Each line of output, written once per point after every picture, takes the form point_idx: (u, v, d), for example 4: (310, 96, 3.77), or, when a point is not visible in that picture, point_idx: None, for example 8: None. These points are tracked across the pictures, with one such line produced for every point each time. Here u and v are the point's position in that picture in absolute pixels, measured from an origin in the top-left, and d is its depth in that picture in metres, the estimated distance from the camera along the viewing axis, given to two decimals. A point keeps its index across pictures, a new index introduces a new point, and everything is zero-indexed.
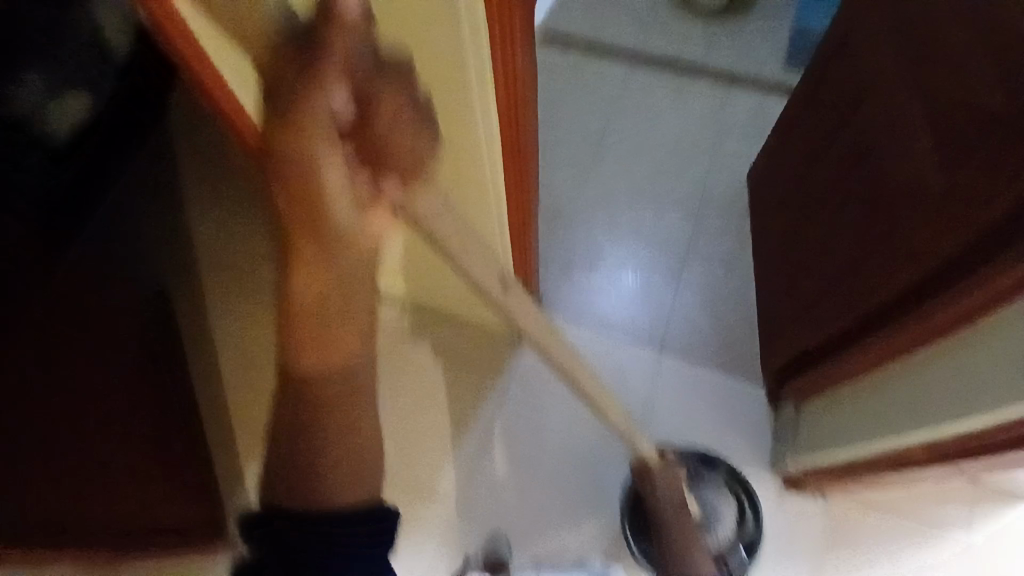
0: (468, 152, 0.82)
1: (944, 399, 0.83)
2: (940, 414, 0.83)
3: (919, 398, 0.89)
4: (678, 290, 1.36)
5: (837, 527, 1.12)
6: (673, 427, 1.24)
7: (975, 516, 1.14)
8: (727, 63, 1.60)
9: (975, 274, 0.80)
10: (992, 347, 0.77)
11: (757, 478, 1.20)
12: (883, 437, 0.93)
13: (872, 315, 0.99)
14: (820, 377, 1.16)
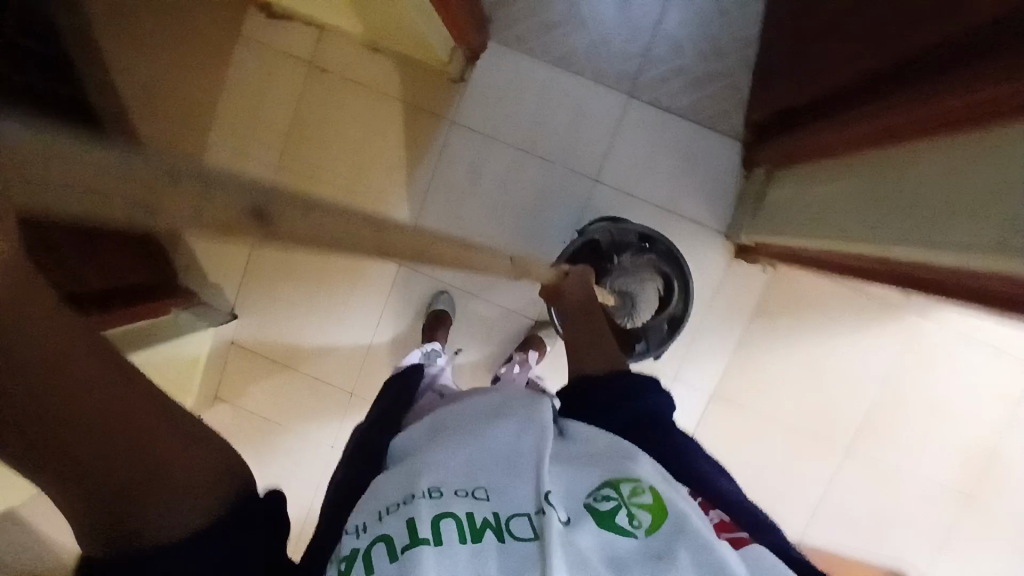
0: None
1: (915, 218, 0.64)
2: (927, 207, 0.63)
3: (897, 190, 0.69)
4: (670, 3, 1.10)
5: (771, 296, 1.15)
6: (631, 179, 1.15)
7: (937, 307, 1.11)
8: None
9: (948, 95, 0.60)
10: (961, 150, 0.60)
11: (707, 247, 1.15)
12: (867, 217, 0.73)
13: (864, 65, 0.75)
14: (787, 149, 0.95)
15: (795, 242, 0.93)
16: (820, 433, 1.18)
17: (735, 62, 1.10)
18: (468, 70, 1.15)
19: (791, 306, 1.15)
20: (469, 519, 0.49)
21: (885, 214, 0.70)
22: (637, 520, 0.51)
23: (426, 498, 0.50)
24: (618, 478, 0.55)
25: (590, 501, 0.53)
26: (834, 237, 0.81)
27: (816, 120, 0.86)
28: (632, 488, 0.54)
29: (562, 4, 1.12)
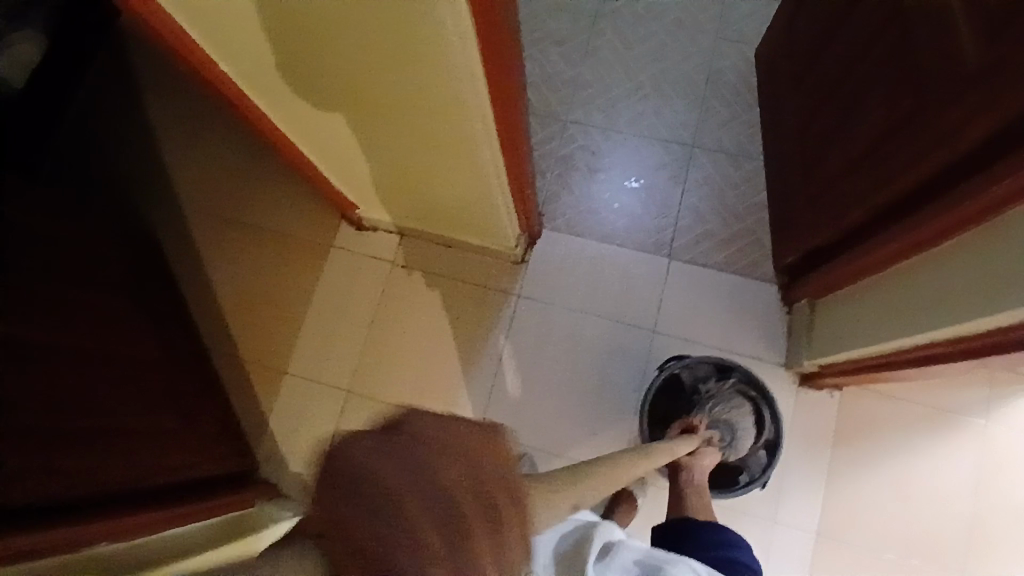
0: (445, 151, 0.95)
1: (972, 293, 0.75)
2: (980, 289, 0.74)
3: (945, 284, 0.81)
4: (686, 185, 1.35)
5: (845, 422, 1.19)
6: (686, 327, 1.28)
7: (998, 405, 1.17)
8: (739, 22, 1.40)
9: (974, 188, 0.74)
10: (1004, 239, 0.72)
11: (772, 381, 1.23)
12: (926, 312, 0.84)
13: (880, 200, 0.93)
14: (825, 280, 1.10)
15: (857, 355, 1.02)
16: (936, 556, 1.13)
17: (751, 222, 1.31)
18: (527, 253, 1.35)
19: (868, 425, 1.19)
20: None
21: (943, 300, 0.81)
22: None
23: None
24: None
25: None
26: (894, 336, 0.91)
27: (851, 249, 1.02)
28: None
29: (598, 196, 1.37)
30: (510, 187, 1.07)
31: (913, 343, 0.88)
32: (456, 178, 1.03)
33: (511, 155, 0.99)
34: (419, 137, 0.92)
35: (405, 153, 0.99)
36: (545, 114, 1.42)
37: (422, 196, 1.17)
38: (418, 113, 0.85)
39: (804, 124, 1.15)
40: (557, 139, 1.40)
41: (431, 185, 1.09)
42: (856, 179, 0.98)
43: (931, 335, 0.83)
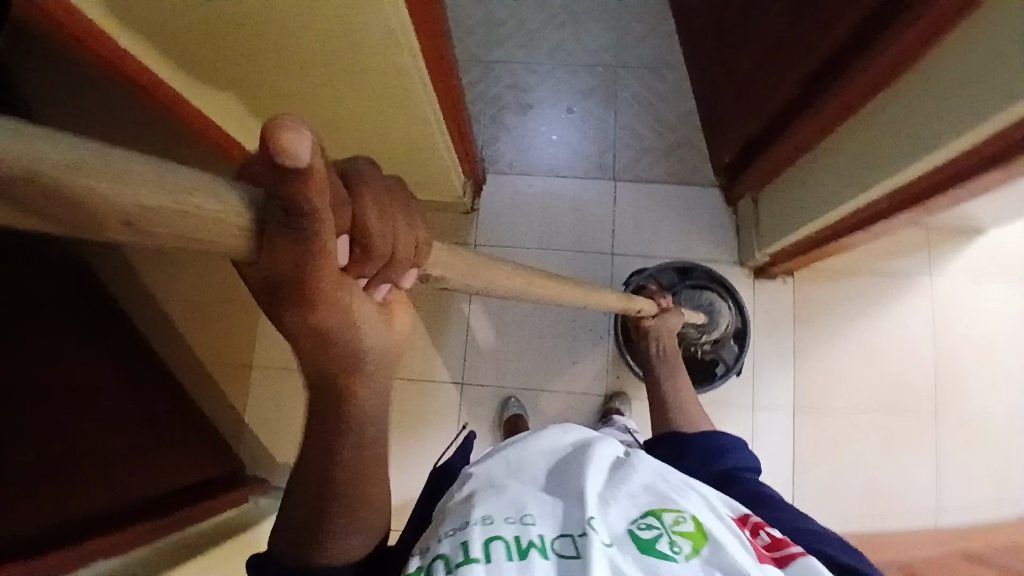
0: (373, 101, 0.90)
1: (901, 145, 0.80)
2: (914, 136, 0.78)
3: (880, 142, 0.85)
4: (617, 108, 1.36)
5: (803, 303, 1.27)
6: (641, 243, 1.31)
7: (935, 261, 1.27)
8: None
9: (896, 40, 0.76)
10: (931, 85, 0.75)
11: (731, 279, 1.28)
12: (867, 171, 0.88)
13: (806, 79, 0.96)
14: (766, 170, 1.14)
15: (804, 232, 1.08)
16: (898, 404, 1.24)
17: (686, 131, 1.34)
18: (476, 202, 1.34)
19: (824, 303, 1.27)
20: (516, 540, 0.51)
21: (875, 158, 0.86)
22: (678, 546, 0.54)
23: (478, 524, 0.52)
24: (662, 509, 0.59)
25: (633, 527, 0.56)
26: (837, 204, 0.96)
27: (785, 133, 1.05)
28: (674, 518, 0.57)
29: (534, 133, 1.36)
30: (449, 130, 1.03)
31: (857, 205, 0.94)
32: (390, 129, 0.98)
33: (445, 95, 0.95)
34: (341, 88, 0.86)
35: (331, 111, 0.94)
36: (466, 60, 1.38)
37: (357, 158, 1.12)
38: (339, 60, 0.79)
39: (722, 23, 1.16)
40: (483, 81, 1.38)
41: (364, 142, 1.04)
42: (778, 64, 1.01)
43: (875, 192, 0.88)
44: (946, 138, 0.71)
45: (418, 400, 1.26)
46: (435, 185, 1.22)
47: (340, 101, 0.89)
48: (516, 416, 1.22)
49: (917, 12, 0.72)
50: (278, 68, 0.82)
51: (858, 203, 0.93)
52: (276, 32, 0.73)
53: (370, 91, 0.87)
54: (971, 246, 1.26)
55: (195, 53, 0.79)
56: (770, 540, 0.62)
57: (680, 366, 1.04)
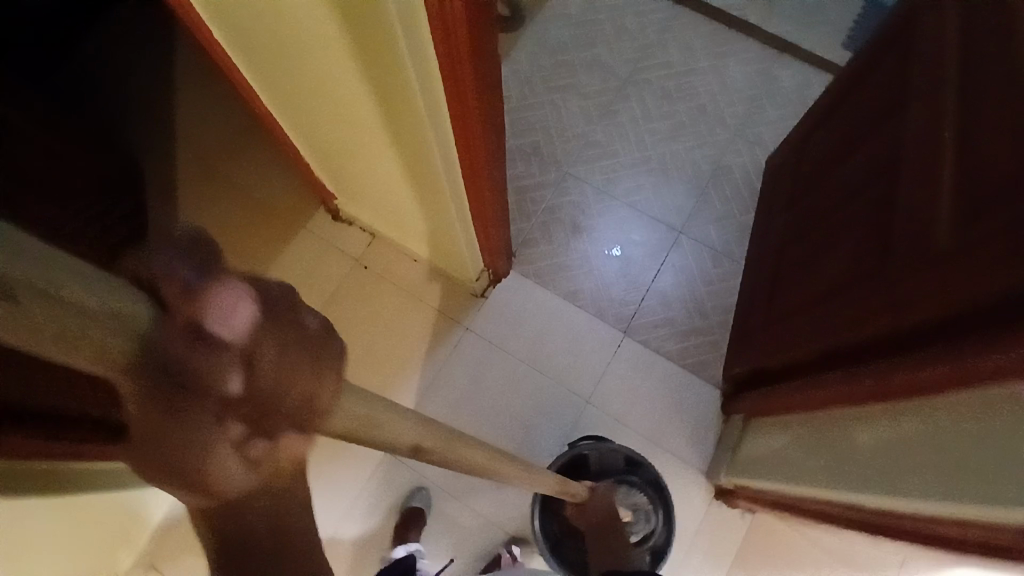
0: (408, 174, 0.92)
1: (888, 471, 0.73)
2: (905, 475, 0.69)
3: (874, 454, 0.77)
4: (662, 268, 1.34)
5: (749, 550, 1.15)
6: (618, 406, 1.25)
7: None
8: (755, 126, 1.40)
9: (920, 360, 0.69)
10: (942, 430, 0.66)
11: (689, 487, 1.19)
12: (849, 472, 0.79)
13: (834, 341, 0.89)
14: (762, 404, 1.07)
15: (770, 486, 0.99)
16: None
17: (714, 322, 1.29)
18: (488, 289, 1.33)
19: (772, 559, 1.15)
20: None
21: (859, 462, 0.78)
22: None
23: None
24: None
25: None
26: (804, 481, 0.88)
27: (793, 383, 0.97)
28: None
29: (573, 253, 1.36)
30: (474, 224, 1.04)
31: (826, 499, 0.84)
32: (421, 198, 1.00)
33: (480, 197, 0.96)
34: (381, 149, 0.89)
35: (374, 165, 0.97)
36: (547, 161, 1.41)
37: (391, 206, 1.15)
38: (383, 128, 0.82)
39: (790, 244, 1.12)
40: (551, 187, 1.39)
41: (397, 196, 1.07)
42: (815, 313, 0.96)
43: (846, 499, 0.78)
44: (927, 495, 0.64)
45: (330, 456, 1.22)
46: (452, 259, 1.23)
47: (382, 159, 0.93)
48: (416, 508, 1.16)
49: (952, 345, 0.65)
50: (332, 110, 0.86)
51: (827, 498, 0.83)
52: (343, 85, 0.77)
53: (407, 164, 0.89)
54: None
55: (281, 73, 0.84)
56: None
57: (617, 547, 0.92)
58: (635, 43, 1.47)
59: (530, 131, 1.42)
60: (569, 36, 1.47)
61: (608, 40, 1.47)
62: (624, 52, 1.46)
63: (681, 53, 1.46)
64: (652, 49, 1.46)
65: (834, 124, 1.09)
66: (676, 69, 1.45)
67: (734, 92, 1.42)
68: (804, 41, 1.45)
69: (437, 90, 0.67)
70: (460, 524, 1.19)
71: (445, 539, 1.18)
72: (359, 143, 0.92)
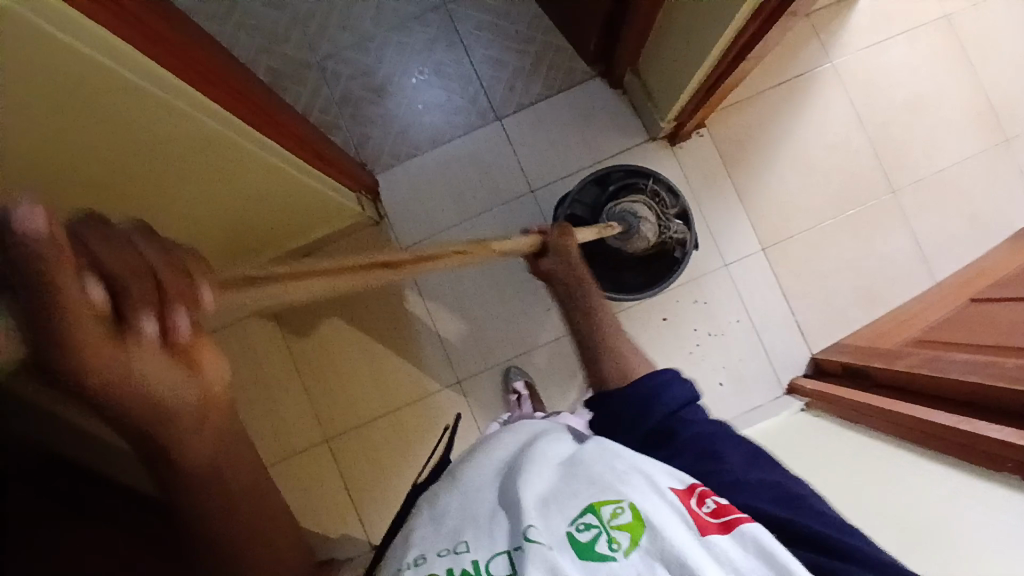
0: (190, 166, 0.79)
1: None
2: None
3: None
4: (466, 44, 1.27)
5: (727, 146, 1.23)
6: (554, 168, 1.26)
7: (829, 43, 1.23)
8: None
9: None
10: None
11: (654, 158, 1.24)
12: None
13: None
14: (632, 38, 1.07)
15: (692, 84, 1.02)
16: (855, 194, 1.24)
17: (543, 36, 1.26)
18: (379, 207, 1.26)
19: (746, 133, 1.23)
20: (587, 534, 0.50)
21: None
22: (618, 542, 0.49)
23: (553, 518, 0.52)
24: (601, 501, 0.53)
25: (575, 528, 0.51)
26: (713, 42, 0.90)
27: None
28: (609, 511, 0.52)
29: (398, 110, 1.26)
30: (291, 148, 0.93)
31: (733, 34, 0.86)
32: (228, 179, 0.87)
33: (260, 114, 0.86)
34: (137, 177, 0.74)
35: (163, 209, 0.83)
36: (295, 70, 1.25)
37: (230, 235, 1.01)
38: (105, 150, 0.67)
39: None
40: (323, 84, 1.26)
41: (221, 216, 0.94)
42: None
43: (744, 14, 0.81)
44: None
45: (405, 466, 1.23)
46: (321, 212, 1.12)
47: (156, 187, 0.79)
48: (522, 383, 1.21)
49: None
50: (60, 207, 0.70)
51: (734, 31, 0.85)
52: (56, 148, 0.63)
53: (172, 158, 0.75)
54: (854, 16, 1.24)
55: None
56: (717, 507, 0.53)
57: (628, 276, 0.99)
58: None
59: (254, 64, 1.25)
60: None
61: None
62: None
63: None
64: None
65: None
66: None
67: None
68: None
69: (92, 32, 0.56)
70: (557, 361, 1.25)
71: (560, 380, 1.25)
72: (125, 205, 0.77)
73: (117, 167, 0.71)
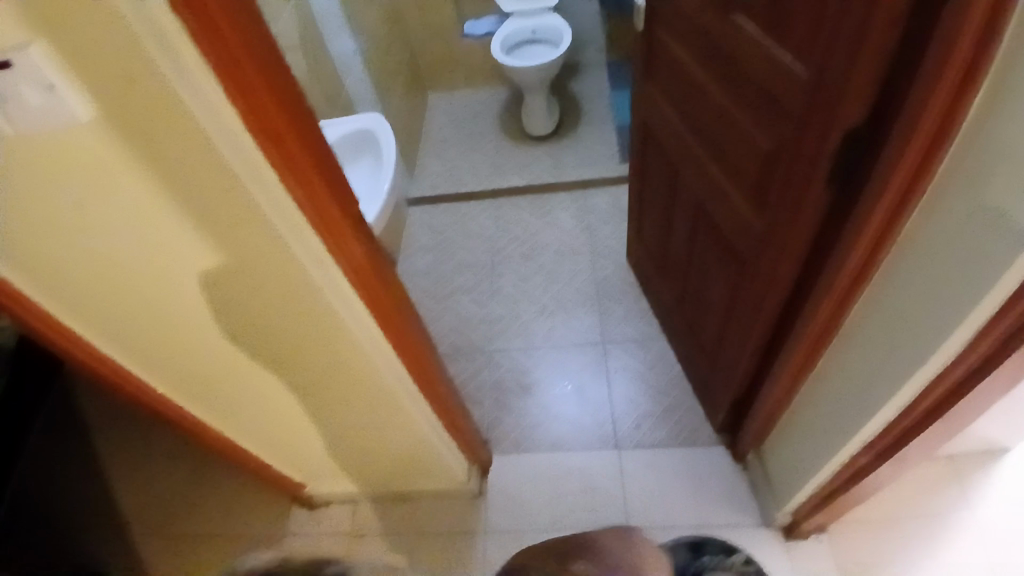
0: (335, 356, 0.86)
1: (855, 393, 0.84)
2: (887, 353, 0.76)
3: (850, 384, 0.85)
4: (610, 377, 1.47)
5: (848, 561, 1.13)
6: (656, 513, 1.25)
7: (974, 490, 1.17)
8: (602, 247, 1.73)
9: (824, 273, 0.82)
10: (873, 317, 0.78)
11: (763, 546, 1.18)
12: (850, 413, 0.86)
13: (768, 336, 1.01)
14: (758, 427, 1.15)
15: (811, 485, 1.02)
16: None
17: (678, 393, 1.42)
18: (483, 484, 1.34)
19: (873, 558, 1.13)
20: None
21: (843, 399, 0.88)
22: None
23: None
24: None
25: None
26: (826, 455, 0.94)
27: (766, 382, 1.06)
28: None
29: (533, 409, 1.44)
30: (436, 408, 1.06)
31: (851, 454, 0.89)
32: (361, 390, 0.94)
33: (430, 387, 1.02)
34: (297, 333, 0.80)
35: (295, 366, 0.88)
36: (469, 352, 1.56)
37: (343, 427, 1.05)
38: (283, 304, 0.75)
39: (680, 287, 1.33)
40: (484, 368, 1.52)
41: (340, 407, 0.98)
42: (745, 336, 1.07)
43: (866, 435, 0.84)
44: (892, 386, 0.75)
45: None
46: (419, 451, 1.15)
47: (299, 353, 0.85)
48: None
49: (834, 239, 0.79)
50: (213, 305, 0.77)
51: (852, 450, 0.89)
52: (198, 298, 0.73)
53: (340, 341, 0.82)
54: (1004, 469, 1.18)
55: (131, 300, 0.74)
56: None
57: None
58: (481, 239, 1.82)
59: (443, 337, 1.59)
60: (431, 261, 1.78)
61: (462, 246, 1.81)
62: (477, 247, 1.79)
63: (520, 226, 1.83)
64: (497, 239, 1.81)
65: (647, 201, 1.38)
66: (522, 239, 1.80)
67: (573, 231, 1.78)
68: (592, 179, 1.92)
69: (347, 290, 0.75)
70: None
71: None
72: (263, 341, 0.83)
73: (294, 318, 0.77)
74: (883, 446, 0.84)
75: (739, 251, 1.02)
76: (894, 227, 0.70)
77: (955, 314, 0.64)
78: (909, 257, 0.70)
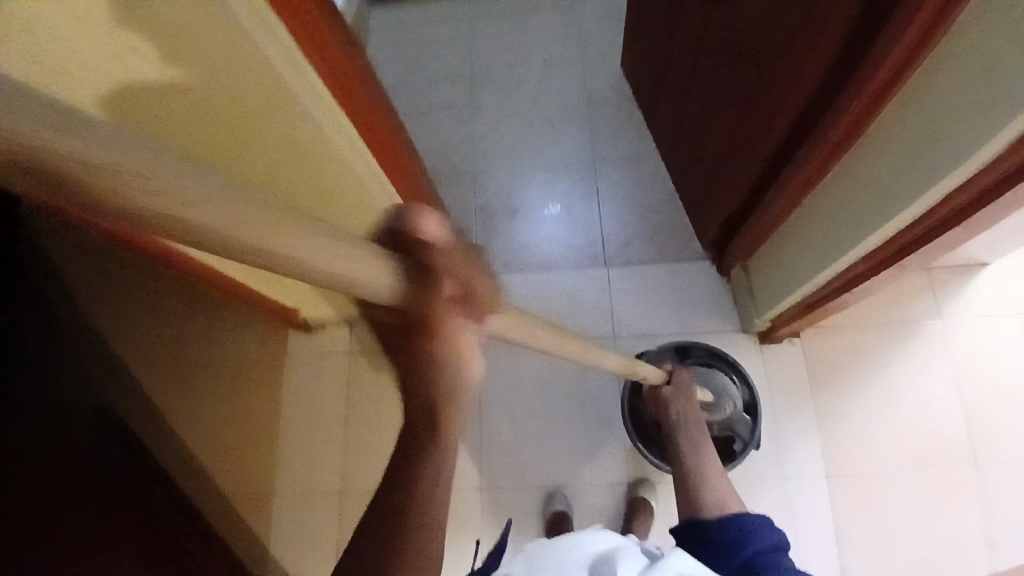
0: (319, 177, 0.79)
1: (859, 207, 0.83)
2: (901, 164, 0.73)
3: (857, 196, 0.83)
4: (600, 198, 1.43)
5: (816, 361, 1.24)
6: (643, 324, 1.32)
7: (946, 299, 1.24)
8: (594, 54, 1.56)
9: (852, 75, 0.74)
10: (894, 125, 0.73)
11: (741, 350, 1.28)
12: (851, 225, 0.86)
13: (778, 147, 0.96)
14: (751, 239, 1.16)
15: (798, 295, 1.06)
16: (941, 452, 1.18)
17: (668, 211, 1.40)
18: None
19: (839, 359, 1.24)
20: None
21: (847, 211, 0.86)
22: None
23: None
24: None
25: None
26: (818, 266, 0.97)
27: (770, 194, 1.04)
28: None
29: (522, 232, 1.42)
30: None
31: (845, 265, 0.92)
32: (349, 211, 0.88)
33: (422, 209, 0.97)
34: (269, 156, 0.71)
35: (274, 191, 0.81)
36: (451, 174, 1.47)
37: None
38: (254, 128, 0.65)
39: (682, 98, 1.23)
40: (470, 191, 1.45)
41: None
42: (752, 148, 1.01)
43: (864, 248, 0.85)
44: (900, 203, 0.74)
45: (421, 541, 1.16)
46: None
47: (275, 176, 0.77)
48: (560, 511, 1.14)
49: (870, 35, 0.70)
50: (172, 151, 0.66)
51: (846, 263, 0.91)
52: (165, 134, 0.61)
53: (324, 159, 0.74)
54: (978, 278, 1.24)
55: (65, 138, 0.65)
56: None
57: (705, 439, 1.03)
58: (458, 46, 1.61)
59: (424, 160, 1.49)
60: (403, 73, 1.59)
61: (435, 55, 1.61)
62: (453, 56, 1.60)
63: (501, 29, 1.62)
64: (475, 45, 1.61)
65: None
66: (504, 45, 1.60)
67: (561, 35, 1.59)
68: None
69: (327, 98, 0.65)
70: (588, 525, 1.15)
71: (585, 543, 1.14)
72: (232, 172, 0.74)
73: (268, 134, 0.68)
74: (881, 254, 0.86)
75: (757, 52, 0.91)
76: (930, 40, 0.63)
77: (983, 130, 0.59)
78: (948, 60, 0.62)
